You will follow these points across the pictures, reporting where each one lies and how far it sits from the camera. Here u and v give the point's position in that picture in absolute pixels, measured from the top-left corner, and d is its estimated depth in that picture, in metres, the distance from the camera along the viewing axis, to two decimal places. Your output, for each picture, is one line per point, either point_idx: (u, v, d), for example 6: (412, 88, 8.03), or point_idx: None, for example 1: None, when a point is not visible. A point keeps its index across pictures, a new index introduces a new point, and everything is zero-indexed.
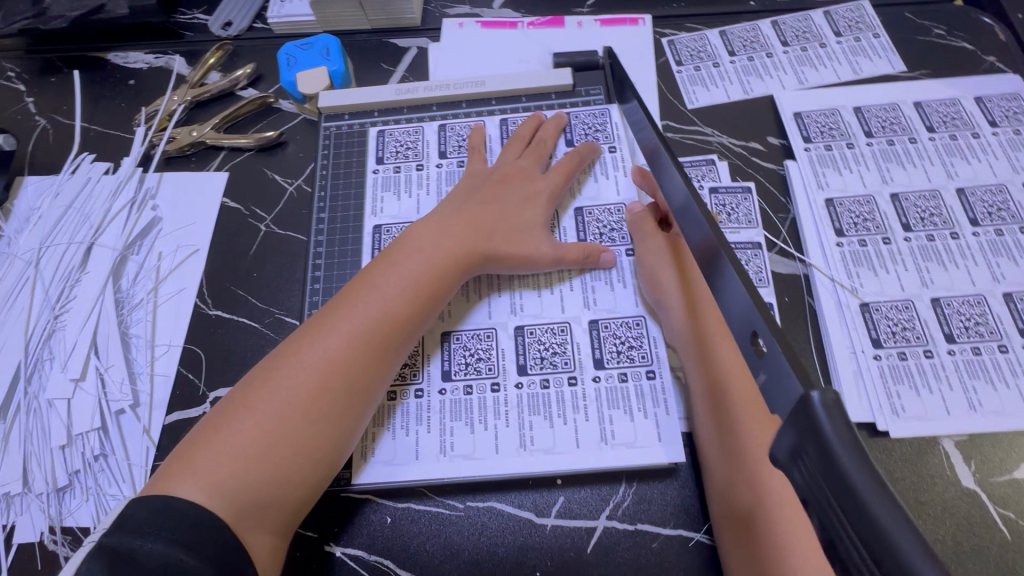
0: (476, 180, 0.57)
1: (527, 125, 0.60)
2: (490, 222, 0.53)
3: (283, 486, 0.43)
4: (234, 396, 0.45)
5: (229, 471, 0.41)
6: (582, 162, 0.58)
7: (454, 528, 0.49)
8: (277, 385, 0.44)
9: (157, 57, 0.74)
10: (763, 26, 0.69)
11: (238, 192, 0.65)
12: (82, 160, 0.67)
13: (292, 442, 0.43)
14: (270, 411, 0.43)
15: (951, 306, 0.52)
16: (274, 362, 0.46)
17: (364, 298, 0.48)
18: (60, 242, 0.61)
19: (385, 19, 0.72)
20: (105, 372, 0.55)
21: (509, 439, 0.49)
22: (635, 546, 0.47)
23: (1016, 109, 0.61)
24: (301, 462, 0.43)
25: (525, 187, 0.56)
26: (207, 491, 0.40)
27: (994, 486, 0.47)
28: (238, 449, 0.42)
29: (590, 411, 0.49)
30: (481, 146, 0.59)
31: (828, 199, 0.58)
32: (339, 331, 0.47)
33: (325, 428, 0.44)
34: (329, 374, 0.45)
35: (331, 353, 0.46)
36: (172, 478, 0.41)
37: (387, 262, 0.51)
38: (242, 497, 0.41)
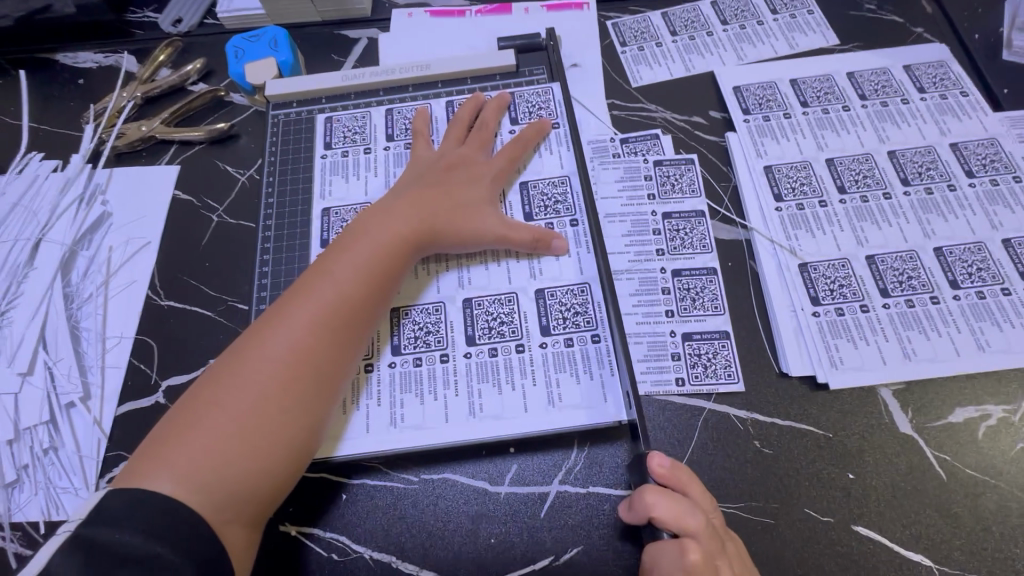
0: (421, 166, 0.57)
1: (467, 108, 0.61)
2: (440, 204, 0.53)
3: (259, 477, 0.42)
4: (199, 390, 0.43)
5: (204, 466, 0.40)
6: (525, 145, 0.59)
7: (408, 500, 0.49)
8: (242, 375, 0.43)
9: (106, 56, 0.74)
10: (702, 7, 0.71)
11: (189, 184, 0.65)
12: (30, 158, 0.66)
13: (266, 430, 0.42)
14: (238, 402, 0.42)
15: (885, 263, 0.54)
16: (235, 354, 0.45)
17: (328, 283, 0.48)
18: (7, 239, 0.60)
19: (334, 11, 0.73)
20: (54, 366, 0.54)
21: (460, 411, 0.50)
22: (588, 508, 0.48)
23: (942, 75, 0.63)
24: (276, 450, 0.43)
25: (469, 170, 0.56)
26: (181, 487, 0.39)
27: (930, 431, 0.48)
28: (210, 442, 0.41)
29: (536, 377, 0.51)
30: (425, 130, 0.60)
31: (767, 166, 0.60)
32: (300, 317, 0.46)
33: (297, 413, 0.44)
34: (295, 359, 0.44)
35: (298, 339, 0.45)
36: (140, 479, 0.40)
37: (342, 247, 0.50)
38: (216, 491, 0.40)
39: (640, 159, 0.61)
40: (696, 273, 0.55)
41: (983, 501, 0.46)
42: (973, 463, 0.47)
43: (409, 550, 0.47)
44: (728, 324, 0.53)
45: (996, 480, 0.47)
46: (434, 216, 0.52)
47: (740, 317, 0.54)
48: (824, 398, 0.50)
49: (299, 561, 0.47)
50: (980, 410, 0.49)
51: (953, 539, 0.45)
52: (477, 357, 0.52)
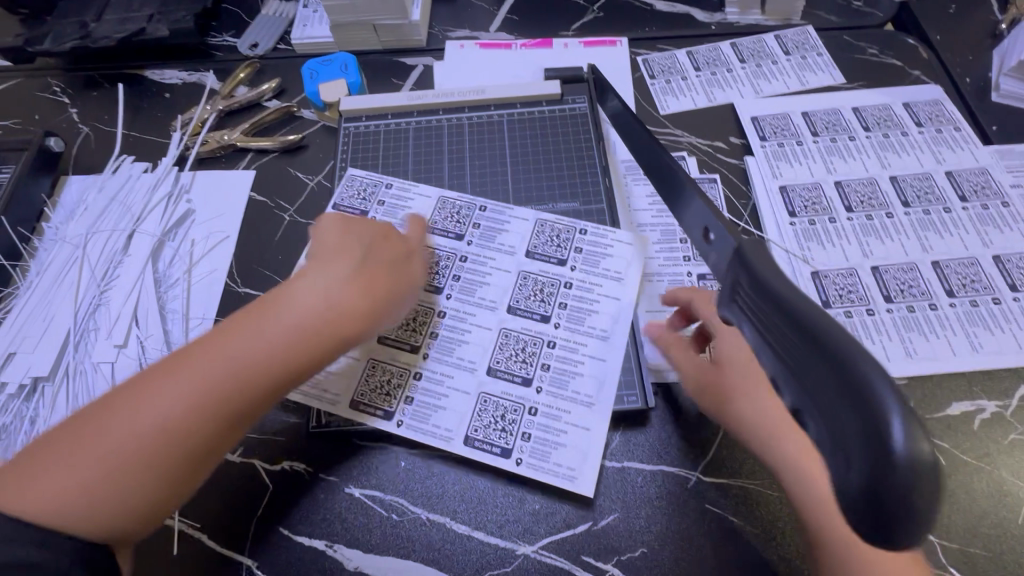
0: (365, 227, 0.56)
1: (448, 211, 0.63)
2: (381, 279, 0.53)
3: (134, 503, 0.41)
4: (120, 399, 0.43)
5: (63, 484, 0.40)
6: (428, 248, 0.58)
7: (461, 468, 0.55)
8: (150, 400, 0.43)
9: (190, 73, 0.83)
10: (723, 46, 0.80)
11: (264, 188, 0.73)
12: (123, 160, 0.75)
13: (147, 465, 0.41)
14: (110, 427, 0.42)
15: (888, 273, 0.61)
16: (161, 371, 0.45)
17: (280, 317, 0.48)
18: (104, 229, 0.67)
19: (395, 41, 0.82)
20: (145, 341, 0.61)
21: (500, 394, 0.55)
22: (623, 480, 0.53)
23: (937, 112, 0.71)
24: (150, 487, 0.42)
25: (393, 248, 0.56)
26: (41, 501, 0.39)
27: (930, 421, 0.54)
28: (93, 463, 0.41)
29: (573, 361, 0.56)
30: (419, 225, 0.61)
31: (782, 186, 0.67)
32: (222, 354, 0.45)
33: (184, 452, 0.43)
34: (195, 398, 0.43)
35: (227, 371, 0.45)
36: (15, 482, 0.40)
37: (287, 288, 0.50)
38: (55, 508, 0.39)
39: None
40: None
41: (979, 483, 0.51)
42: (968, 450, 0.53)
43: (462, 512, 0.53)
44: None
45: (990, 465, 0.52)
46: (377, 294, 0.52)
47: None
48: None
49: (363, 519, 0.53)
50: (975, 404, 0.55)
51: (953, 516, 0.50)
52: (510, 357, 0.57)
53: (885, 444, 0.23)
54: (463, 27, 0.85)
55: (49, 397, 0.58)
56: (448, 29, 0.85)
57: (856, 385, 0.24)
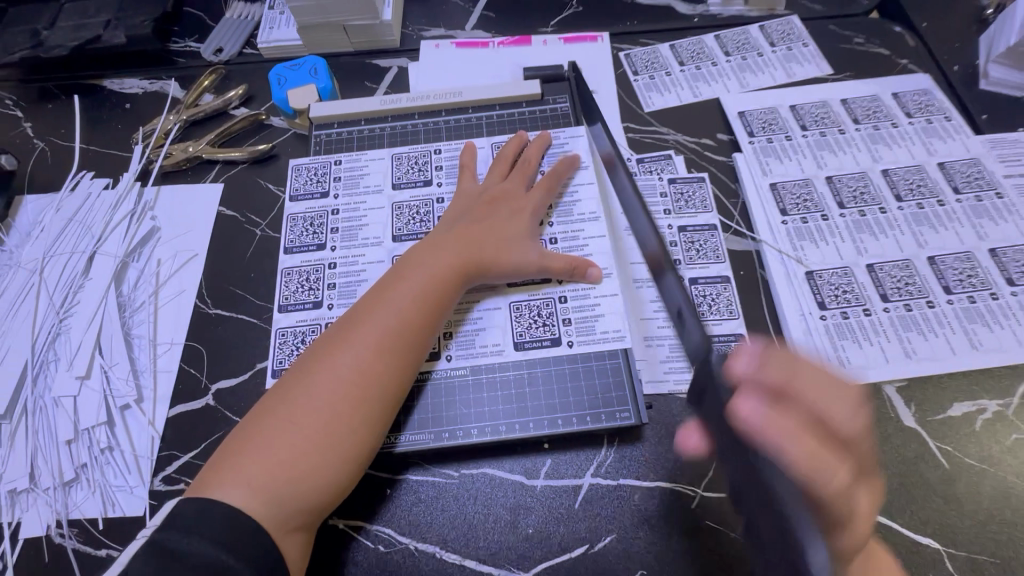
0: (471, 201, 0.60)
1: (512, 146, 0.65)
2: (486, 239, 0.56)
3: (324, 489, 0.45)
4: (270, 409, 0.46)
5: (268, 480, 0.43)
6: (559, 179, 0.63)
7: (450, 494, 0.52)
8: (313, 395, 0.46)
9: (152, 82, 0.79)
10: (707, 39, 0.78)
11: (233, 201, 0.69)
12: (82, 177, 0.70)
13: (328, 445, 0.45)
14: (295, 422, 0.45)
15: (884, 271, 0.59)
16: (309, 371, 0.48)
17: (386, 309, 0.50)
18: (63, 252, 0.64)
19: (367, 42, 0.78)
20: (110, 370, 0.57)
21: (493, 417, 0.54)
22: (619, 499, 0.51)
23: (927, 102, 0.69)
24: (335, 478, 0.45)
25: (512, 204, 0.60)
26: (251, 497, 0.42)
27: (932, 424, 0.53)
28: (282, 460, 0.44)
29: (562, 354, 0.56)
30: (472, 164, 0.64)
31: (772, 183, 0.65)
32: (363, 340, 0.49)
33: (355, 430, 0.46)
34: (356, 382, 0.47)
35: (360, 364, 0.48)
36: (213, 489, 0.42)
37: (401, 275, 0.53)
38: (281, 504, 0.43)
39: (656, 177, 0.66)
40: (711, 281, 0.60)
41: (984, 487, 0.50)
42: (972, 453, 0.51)
43: (452, 538, 0.50)
44: (742, 327, 0.58)
45: (995, 467, 0.51)
46: (485, 251, 0.56)
47: (754, 320, 0.58)
48: None
49: (348, 552, 0.50)
50: (977, 404, 0.53)
51: (958, 524, 0.49)
52: (506, 341, 0.57)
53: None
54: (438, 26, 0.81)
55: (6, 436, 0.55)
56: (423, 28, 0.81)
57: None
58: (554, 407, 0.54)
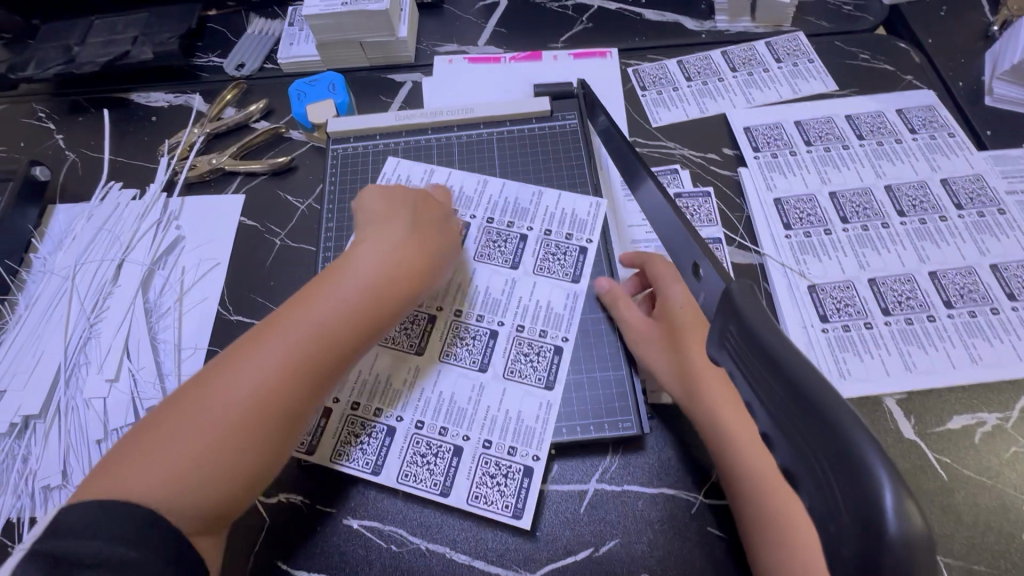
0: (412, 201, 0.59)
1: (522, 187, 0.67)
2: (448, 252, 0.56)
3: (229, 488, 0.43)
4: (178, 402, 0.44)
5: (168, 477, 0.41)
6: (549, 240, 0.62)
7: (460, 497, 0.54)
8: (226, 389, 0.44)
9: (177, 96, 0.82)
10: (714, 55, 0.79)
11: (254, 212, 0.72)
12: (111, 188, 0.74)
13: (240, 444, 0.43)
14: (203, 414, 0.43)
15: (885, 285, 0.60)
16: (226, 366, 0.45)
17: (318, 306, 0.49)
18: (93, 259, 0.67)
19: (383, 57, 0.81)
20: (137, 373, 0.60)
21: (476, 438, 0.55)
22: (623, 505, 0.53)
23: (931, 118, 0.70)
24: (243, 477, 0.44)
25: (444, 221, 0.60)
26: (148, 494, 0.40)
27: (931, 436, 0.54)
28: (184, 457, 0.42)
29: (551, 391, 0.57)
30: (447, 202, 0.63)
31: (776, 198, 0.67)
32: (285, 338, 0.47)
33: (267, 432, 0.45)
34: (275, 382, 0.45)
35: (280, 362, 0.46)
36: (103, 486, 0.40)
37: (338, 272, 0.52)
38: (183, 502, 0.41)
39: None
40: None
41: (982, 499, 0.51)
42: (971, 465, 0.52)
43: (461, 540, 0.52)
44: None
45: (993, 480, 0.52)
46: (441, 265, 0.55)
47: None
48: None
49: (362, 551, 0.52)
50: (976, 417, 0.54)
51: (958, 535, 0.50)
52: (491, 371, 0.58)
53: (881, 531, 0.22)
54: (451, 41, 0.84)
55: (40, 435, 0.58)
56: (437, 43, 0.84)
57: (853, 462, 0.23)
58: (561, 416, 0.56)
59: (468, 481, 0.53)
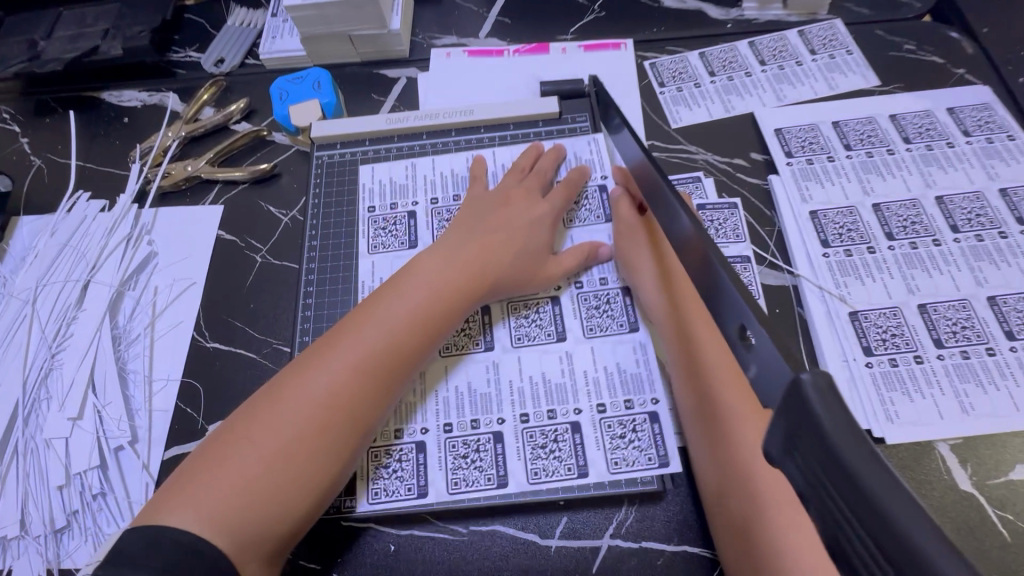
0: (479, 204, 0.57)
1: (526, 155, 0.61)
2: (496, 245, 0.53)
3: (286, 516, 0.41)
4: (237, 424, 0.43)
5: (226, 503, 0.40)
6: (574, 189, 0.59)
7: (458, 553, 0.48)
8: (283, 411, 0.43)
9: (151, 95, 0.75)
10: (740, 47, 0.72)
11: (233, 225, 0.66)
12: (78, 198, 0.68)
13: (298, 471, 0.42)
14: (259, 436, 0.42)
15: (937, 312, 0.53)
16: (283, 387, 0.44)
17: (370, 326, 0.47)
18: (57, 280, 0.61)
19: (375, 51, 0.74)
20: (103, 409, 0.55)
21: (587, 407, 0.51)
22: (641, 565, 0.46)
23: (987, 118, 0.63)
24: (300, 504, 0.42)
25: (526, 206, 0.57)
26: (207, 521, 0.39)
27: (991, 489, 0.47)
28: (241, 482, 0.41)
29: (638, 334, 0.53)
30: (483, 174, 0.60)
31: (812, 211, 0.59)
32: (343, 358, 0.45)
33: (325, 454, 0.43)
34: (330, 404, 0.44)
35: (335, 383, 0.44)
36: (168, 510, 0.39)
37: (392, 287, 0.50)
38: (242, 530, 0.40)
39: None
40: None
41: None
42: None
43: None
44: None
45: None
46: (486, 257, 0.52)
47: None
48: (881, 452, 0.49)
49: None
50: None
51: None
52: (572, 337, 0.53)
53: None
54: (449, 33, 0.76)
55: None
56: (433, 35, 0.76)
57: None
58: (570, 465, 0.49)
59: (602, 452, 0.49)
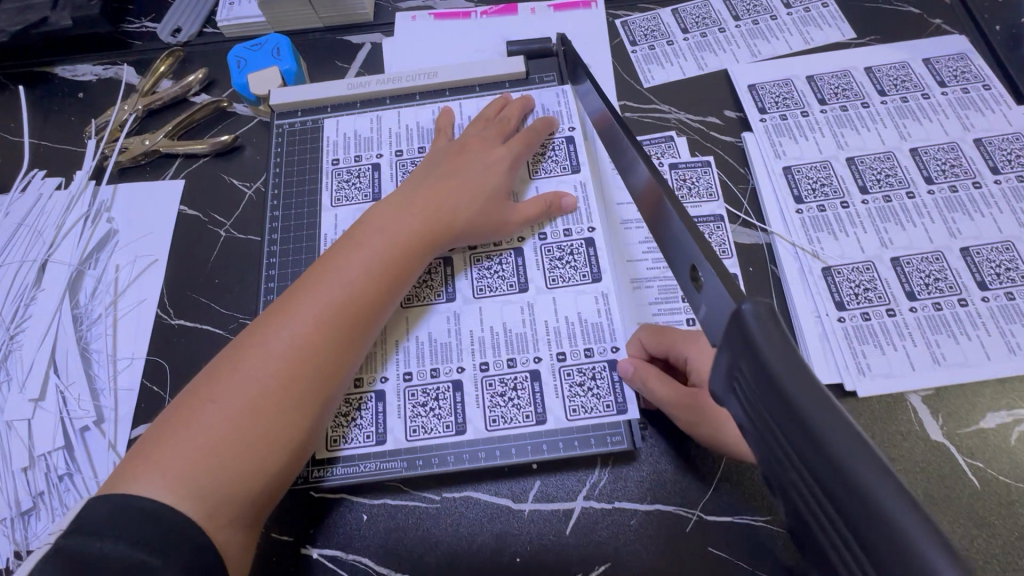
0: (437, 158, 0.55)
1: (490, 106, 0.59)
2: (456, 192, 0.51)
3: (258, 476, 0.40)
4: (197, 388, 0.41)
5: (194, 468, 0.38)
6: (538, 136, 0.57)
7: (431, 521, 0.47)
8: (245, 370, 0.41)
9: (106, 68, 0.72)
10: (713, 2, 0.69)
11: (195, 199, 0.64)
12: (32, 176, 0.65)
13: (267, 428, 0.40)
14: (222, 397, 0.40)
15: (910, 265, 0.53)
16: (243, 347, 0.43)
17: (329, 279, 0.45)
18: (13, 261, 0.59)
19: (337, 16, 0.71)
20: (65, 390, 0.54)
21: (548, 356, 0.50)
22: (614, 525, 0.46)
23: (962, 68, 0.61)
24: (273, 461, 0.41)
25: (485, 155, 0.54)
26: (174, 488, 0.37)
27: (962, 438, 0.47)
28: (207, 445, 0.39)
29: (601, 283, 0.52)
30: (448, 127, 0.59)
31: (786, 167, 0.58)
32: (303, 312, 0.44)
33: (294, 410, 0.42)
34: (294, 359, 0.42)
35: (297, 338, 0.43)
36: (131, 483, 0.37)
37: (351, 240, 0.48)
38: (214, 494, 0.38)
39: (655, 162, 0.60)
40: None
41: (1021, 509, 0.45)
42: (1007, 470, 0.46)
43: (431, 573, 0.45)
44: None
45: None
46: (446, 205, 0.51)
47: None
48: (852, 405, 0.49)
49: None
50: (1013, 415, 0.48)
51: (994, 551, 0.43)
52: (533, 288, 0.52)
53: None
54: None
55: None
56: None
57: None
58: (540, 430, 0.48)
59: (560, 400, 0.48)
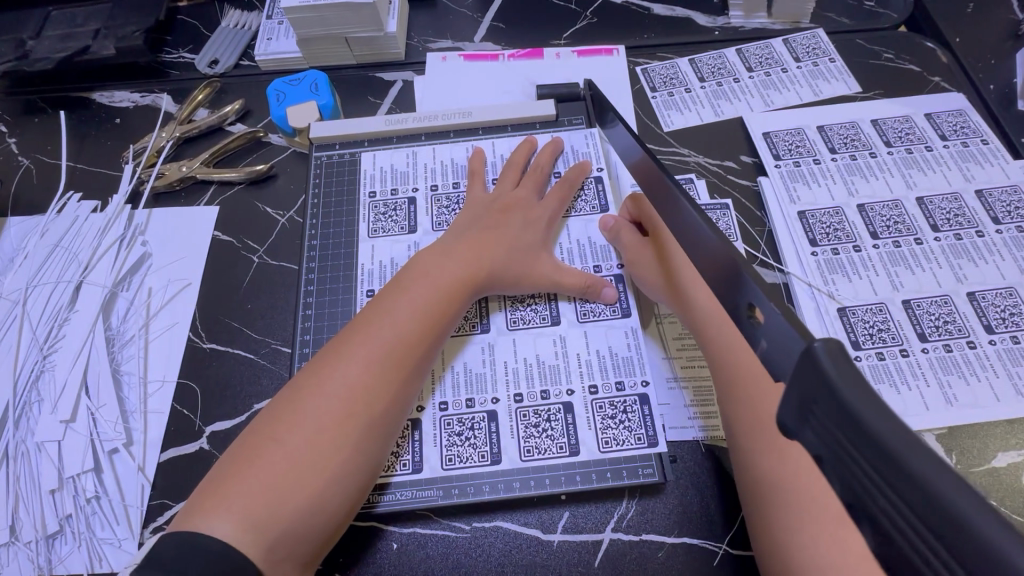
0: (476, 208, 0.57)
1: (521, 152, 0.61)
2: (499, 244, 0.53)
3: (316, 515, 0.41)
4: (261, 427, 0.43)
5: (260, 506, 0.39)
6: (570, 187, 0.59)
7: (461, 550, 0.47)
8: (305, 411, 0.43)
9: (143, 96, 0.75)
10: (728, 54, 0.74)
11: (229, 226, 0.65)
12: (69, 198, 0.67)
13: (325, 467, 0.42)
14: (284, 437, 0.42)
15: (921, 307, 0.56)
16: (304, 388, 0.44)
17: (381, 322, 0.47)
18: (48, 281, 0.60)
19: (371, 54, 0.74)
20: (96, 412, 0.54)
21: (580, 388, 0.51)
22: (642, 557, 0.46)
23: (962, 124, 0.66)
24: (332, 501, 0.42)
25: (524, 211, 0.57)
26: (241, 525, 0.39)
27: (975, 476, 0.49)
28: (270, 485, 0.40)
29: (631, 318, 0.54)
30: (481, 168, 0.61)
31: (800, 212, 0.61)
32: (360, 354, 0.46)
33: (352, 450, 0.43)
34: (350, 401, 0.44)
35: (353, 379, 0.44)
36: (201, 518, 0.39)
37: (401, 284, 0.50)
38: (280, 530, 0.39)
39: None
40: None
41: None
42: (1020, 508, 0.48)
43: None
44: None
45: None
46: (489, 258, 0.52)
47: None
48: None
49: None
50: None
51: None
52: (565, 322, 0.54)
53: None
54: (445, 37, 0.78)
55: None
56: (429, 39, 0.77)
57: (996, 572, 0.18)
58: (573, 460, 0.49)
59: (593, 432, 0.50)
